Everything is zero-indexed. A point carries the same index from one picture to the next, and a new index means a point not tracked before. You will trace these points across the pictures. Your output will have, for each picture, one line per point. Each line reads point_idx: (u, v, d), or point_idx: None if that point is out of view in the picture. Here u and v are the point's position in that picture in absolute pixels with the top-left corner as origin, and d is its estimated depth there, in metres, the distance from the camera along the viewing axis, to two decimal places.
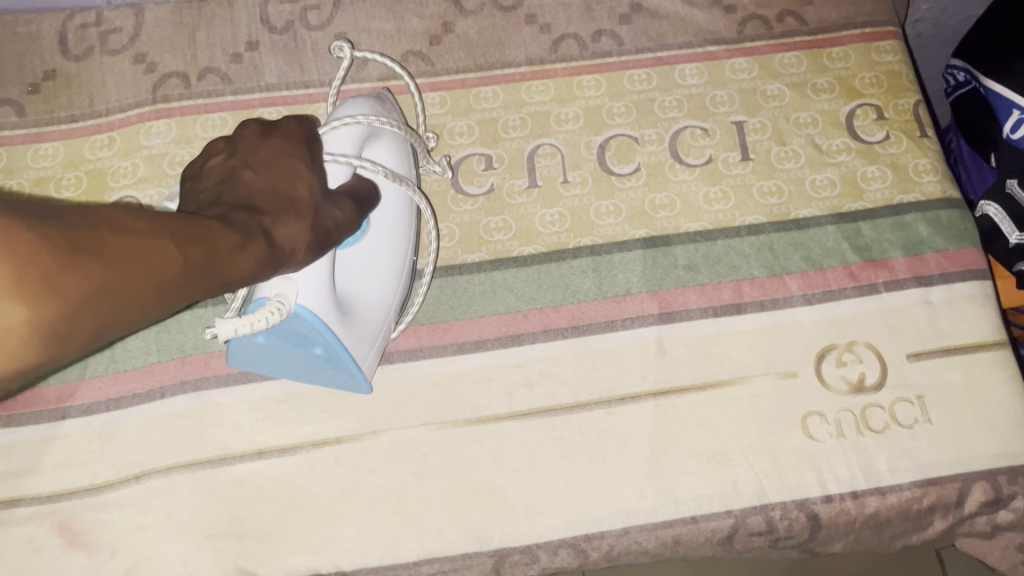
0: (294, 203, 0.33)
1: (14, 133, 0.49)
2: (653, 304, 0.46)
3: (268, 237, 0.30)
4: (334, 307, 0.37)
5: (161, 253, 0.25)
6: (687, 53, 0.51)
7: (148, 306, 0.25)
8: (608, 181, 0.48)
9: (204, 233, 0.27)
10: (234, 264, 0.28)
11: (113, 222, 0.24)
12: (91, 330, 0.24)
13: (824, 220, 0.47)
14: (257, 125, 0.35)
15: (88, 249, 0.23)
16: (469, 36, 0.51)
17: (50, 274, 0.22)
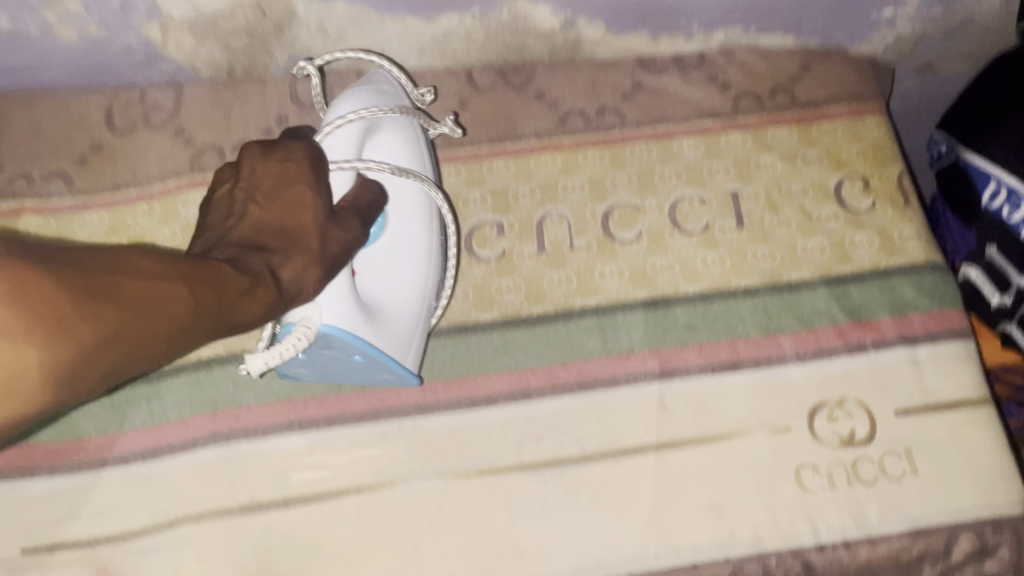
0: (302, 236, 0.36)
1: (63, 202, 0.53)
2: (655, 362, 0.48)
3: (277, 275, 0.34)
4: (363, 312, 0.40)
5: (169, 297, 0.28)
6: (685, 127, 0.55)
7: (156, 350, 0.28)
8: (612, 246, 0.52)
9: (210, 276, 0.30)
10: (245, 306, 0.31)
11: (126, 270, 0.27)
12: (104, 374, 0.26)
13: (815, 283, 0.50)
14: (259, 148, 0.38)
15: (107, 297, 0.26)
16: (482, 112, 0.55)
17: (73, 319, 0.24)
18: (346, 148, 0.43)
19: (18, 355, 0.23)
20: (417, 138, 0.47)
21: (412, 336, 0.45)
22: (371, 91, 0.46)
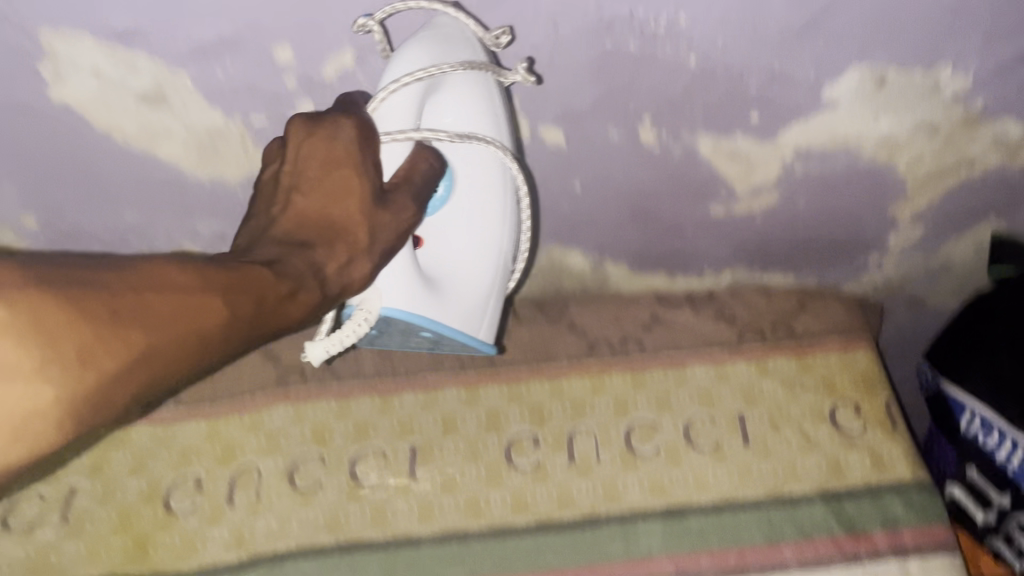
0: (347, 228, 0.36)
1: (167, 411, 0.62)
2: (672, 566, 0.54)
3: (325, 271, 0.34)
4: (432, 292, 0.43)
5: (190, 306, 0.29)
6: (697, 355, 0.64)
7: (180, 364, 0.29)
8: (633, 459, 0.59)
9: (237, 281, 0.31)
10: (282, 310, 0.32)
11: (147, 288, 0.28)
12: (107, 390, 0.27)
13: (813, 498, 0.57)
14: (301, 126, 0.37)
15: (128, 318, 0.27)
16: (522, 341, 0.65)
17: (86, 346, 0.26)
18: (408, 111, 0.42)
19: (30, 394, 0.26)
20: (484, 93, 0.46)
21: (483, 305, 0.48)
22: (428, 47, 0.43)
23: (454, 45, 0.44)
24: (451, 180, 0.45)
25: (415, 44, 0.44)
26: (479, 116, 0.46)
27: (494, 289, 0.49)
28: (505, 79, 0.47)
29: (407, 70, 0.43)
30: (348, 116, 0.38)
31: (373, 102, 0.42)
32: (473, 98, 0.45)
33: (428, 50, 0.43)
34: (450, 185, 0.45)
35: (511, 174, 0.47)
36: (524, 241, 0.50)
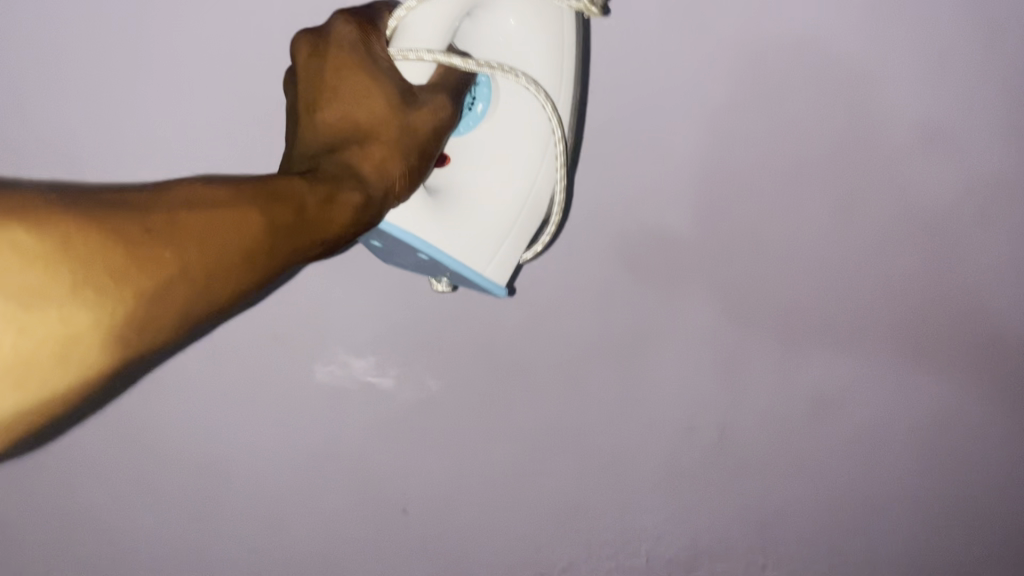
0: (375, 124, 0.43)
1: None
2: None
3: (351, 183, 0.41)
4: (449, 200, 0.51)
5: (231, 218, 0.35)
6: None
7: (222, 276, 0.34)
8: None
9: (268, 197, 0.37)
10: (329, 216, 0.39)
11: (171, 207, 0.33)
12: (156, 299, 0.31)
13: None
14: (312, 41, 0.45)
15: (162, 235, 0.32)
16: None
17: (117, 266, 0.30)
18: (434, 34, 0.48)
19: (66, 321, 0.28)
20: (557, 25, 0.52)
21: (492, 248, 0.52)
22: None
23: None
24: (491, 88, 0.52)
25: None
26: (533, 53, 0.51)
27: (511, 241, 0.53)
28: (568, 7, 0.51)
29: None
30: (352, 21, 0.45)
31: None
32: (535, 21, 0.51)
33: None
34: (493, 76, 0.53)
35: (554, 133, 0.52)
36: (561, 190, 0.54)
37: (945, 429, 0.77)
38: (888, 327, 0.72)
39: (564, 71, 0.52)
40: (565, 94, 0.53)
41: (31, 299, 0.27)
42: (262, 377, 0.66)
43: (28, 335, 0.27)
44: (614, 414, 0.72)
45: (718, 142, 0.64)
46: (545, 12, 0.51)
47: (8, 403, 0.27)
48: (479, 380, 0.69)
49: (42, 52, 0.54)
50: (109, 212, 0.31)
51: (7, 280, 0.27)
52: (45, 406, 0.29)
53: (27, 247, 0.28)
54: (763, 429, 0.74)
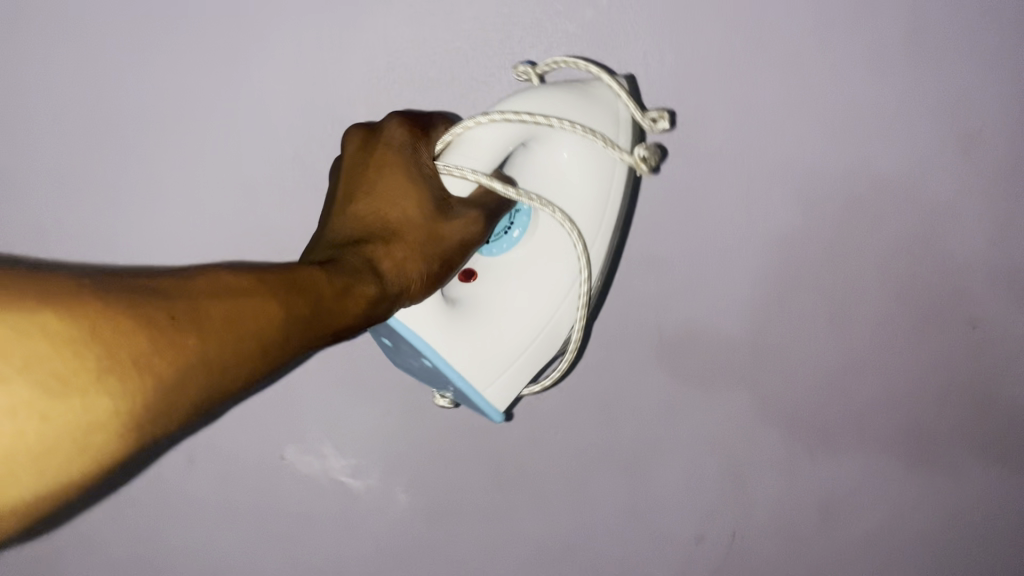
0: (405, 224, 0.47)
1: None
2: None
3: (374, 275, 0.44)
4: (465, 318, 0.54)
5: (251, 310, 0.37)
6: None
7: (238, 364, 0.35)
8: None
9: (289, 290, 0.39)
10: (342, 307, 0.42)
11: (195, 298, 0.35)
12: (173, 388, 0.32)
13: None
14: (363, 138, 0.50)
15: (186, 323, 0.33)
16: None
17: (142, 353, 0.31)
18: (484, 156, 0.51)
19: (88, 408, 0.29)
20: (608, 172, 0.54)
21: (497, 370, 0.54)
22: (577, 101, 0.52)
23: (602, 95, 0.53)
24: (531, 217, 0.55)
25: (556, 98, 0.52)
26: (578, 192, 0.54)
27: (517, 367, 0.55)
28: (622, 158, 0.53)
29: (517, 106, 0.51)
30: (405, 124, 0.50)
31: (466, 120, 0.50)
32: (585, 164, 0.54)
33: (564, 101, 0.52)
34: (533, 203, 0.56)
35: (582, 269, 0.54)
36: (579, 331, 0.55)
37: (961, 530, 0.74)
38: (889, 437, 0.70)
39: (605, 215, 0.55)
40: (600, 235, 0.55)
41: (55, 387, 0.28)
42: (274, 491, 0.74)
43: (52, 422, 0.28)
44: (620, 529, 0.74)
45: (716, 270, 0.65)
46: (598, 158, 0.54)
47: (34, 488, 0.28)
48: (482, 494, 0.73)
49: (102, 140, 0.60)
50: (136, 302, 0.32)
51: (35, 369, 0.28)
52: (69, 489, 0.30)
53: (56, 335, 0.29)
54: (778, 541, 0.74)
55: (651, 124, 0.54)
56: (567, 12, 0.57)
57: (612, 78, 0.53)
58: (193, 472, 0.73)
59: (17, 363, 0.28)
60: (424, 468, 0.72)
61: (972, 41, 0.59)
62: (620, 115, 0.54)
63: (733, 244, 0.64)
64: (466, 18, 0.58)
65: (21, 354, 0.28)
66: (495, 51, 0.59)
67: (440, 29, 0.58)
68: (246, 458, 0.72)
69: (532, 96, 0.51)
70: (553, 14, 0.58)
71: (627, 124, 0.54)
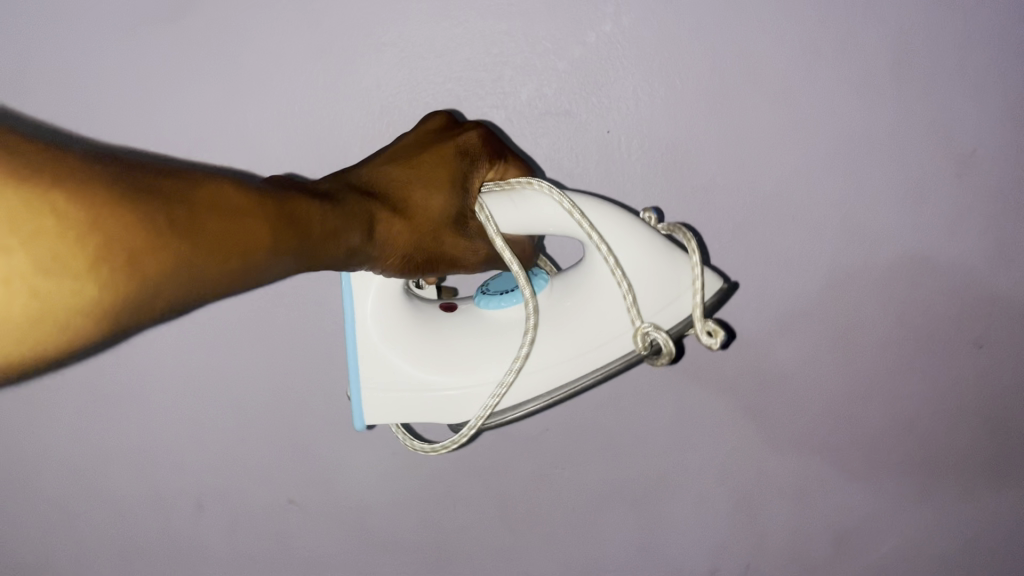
0: (417, 208, 0.51)
1: None
2: None
3: (363, 234, 0.48)
4: (408, 330, 0.56)
5: (242, 232, 0.39)
6: None
7: (215, 279, 0.38)
8: None
9: (281, 222, 0.42)
10: (324, 246, 0.45)
11: (193, 207, 0.37)
12: (155, 288, 0.35)
13: None
14: (443, 124, 0.54)
15: (179, 230, 0.36)
16: None
17: (133, 250, 0.33)
18: (511, 214, 0.53)
19: (77, 293, 0.31)
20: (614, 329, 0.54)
21: (390, 391, 0.56)
22: (644, 247, 0.52)
23: (676, 267, 0.53)
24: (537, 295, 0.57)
25: (628, 227, 0.52)
26: (586, 316, 0.54)
27: (405, 403, 0.56)
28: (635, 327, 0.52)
29: (590, 208, 0.52)
30: (483, 136, 0.53)
31: (531, 179, 0.52)
32: (609, 298, 0.54)
33: (634, 240, 0.52)
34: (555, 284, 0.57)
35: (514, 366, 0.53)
36: (467, 429, 0.53)
37: (978, 553, 0.73)
38: (899, 460, 0.70)
39: (583, 355, 0.54)
40: (561, 360, 0.54)
41: (52, 264, 0.30)
42: (283, 535, 0.74)
43: (41, 297, 0.30)
44: (632, 563, 0.73)
45: None
46: (620, 309, 0.53)
47: (16, 353, 0.30)
48: (491, 533, 0.73)
49: None
50: (139, 198, 0.34)
51: (39, 245, 0.30)
52: (46, 357, 0.32)
53: (57, 218, 0.31)
54: (791, 569, 0.73)
55: (699, 329, 0.51)
56: (556, 50, 0.58)
57: (695, 264, 0.52)
58: (203, 517, 0.73)
59: (25, 233, 0.30)
60: (433, 509, 0.72)
61: (960, 64, 0.60)
62: (676, 299, 0.53)
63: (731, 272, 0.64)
64: (456, 60, 0.59)
65: (27, 228, 0.30)
66: (487, 92, 0.60)
67: (432, 71, 0.60)
68: (254, 504, 0.73)
69: (610, 211, 0.52)
70: (542, 52, 0.59)
71: (677, 317, 0.53)
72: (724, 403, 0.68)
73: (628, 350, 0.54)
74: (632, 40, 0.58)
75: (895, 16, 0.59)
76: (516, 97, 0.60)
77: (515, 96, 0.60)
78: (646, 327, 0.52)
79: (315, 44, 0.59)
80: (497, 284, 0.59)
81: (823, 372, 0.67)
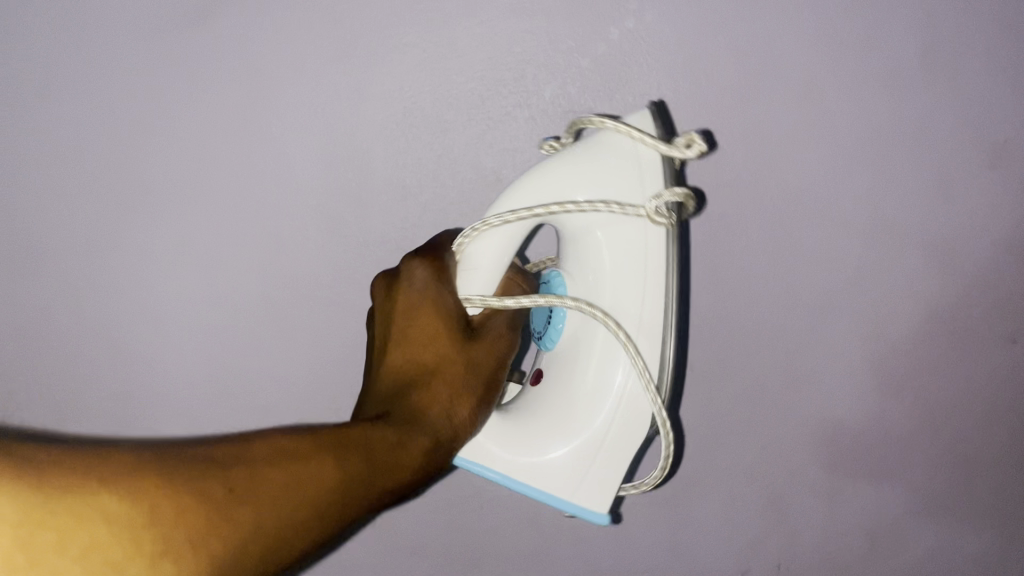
0: (444, 361, 0.51)
1: None
2: None
3: (421, 427, 0.48)
4: (528, 431, 0.56)
5: (310, 474, 0.41)
6: None
7: (297, 531, 0.40)
8: None
9: (343, 451, 0.43)
10: (395, 453, 0.46)
11: (254, 468, 0.39)
12: (226, 565, 0.36)
13: None
14: (387, 280, 0.54)
15: (244, 497, 0.38)
16: None
17: (196, 535, 0.35)
18: (482, 279, 0.54)
19: None
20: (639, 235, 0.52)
21: (582, 476, 0.55)
22: (573, 169, 0.52)
23: (615, 148, 0.52)
24: None
25: (553, 179, 0.52)
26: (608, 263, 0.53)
27: (607, 468, 0.55)
28: (643, 212, 0.51)
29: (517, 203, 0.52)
30: (420, 258, 0.53)
31: (460, 239, 0.54)
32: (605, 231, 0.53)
33: (572, 171, 0.52)
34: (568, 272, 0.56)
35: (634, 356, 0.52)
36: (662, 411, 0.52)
37: (1015, 550, 0.72)
38: (936, 455, 0.69)
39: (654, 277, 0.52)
40: (656, 302, 0.53)
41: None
42: None
43: None
44: (663, 563, 0.73)
45: (744, 296, 0.64)
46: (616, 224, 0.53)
47: None
48: (521, 534, 0.73)
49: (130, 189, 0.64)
50: (194, 480, 0.36)
51: (93, 552, 0.32)
52: None
53: (113, 520, 0.33)
54: (823, 568, 0.73)
55: (686, 151, 0.51)
56: (579, 48, 0.58)
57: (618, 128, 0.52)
58: None
59: (77, 549, 0.32)
60: (461, 511, 0.72)
61: (995, 53, 0.59)
62: (643, 162, 0.52)
63: (760, 270, 0.63)
64: (479, 60, 0.59)
65: (79, 542, 0.32)
66: (511, 91, 0.59)
67: (455, 72, 0.59)
68: None
69: (529, 186, 0.53)
70: (565, 50, 0.58)
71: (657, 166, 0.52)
72: (753, 401, 0.67)
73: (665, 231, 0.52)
74: (657, 36, 0.57)
75: (925, 9, 0.57)
76: (540, 96, 0.59)
77: (540, 95, 0.59)
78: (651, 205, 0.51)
79: (335, 45, 0.59)
80: (535, 318, 0.59)
81: (855, 369, 0.66)
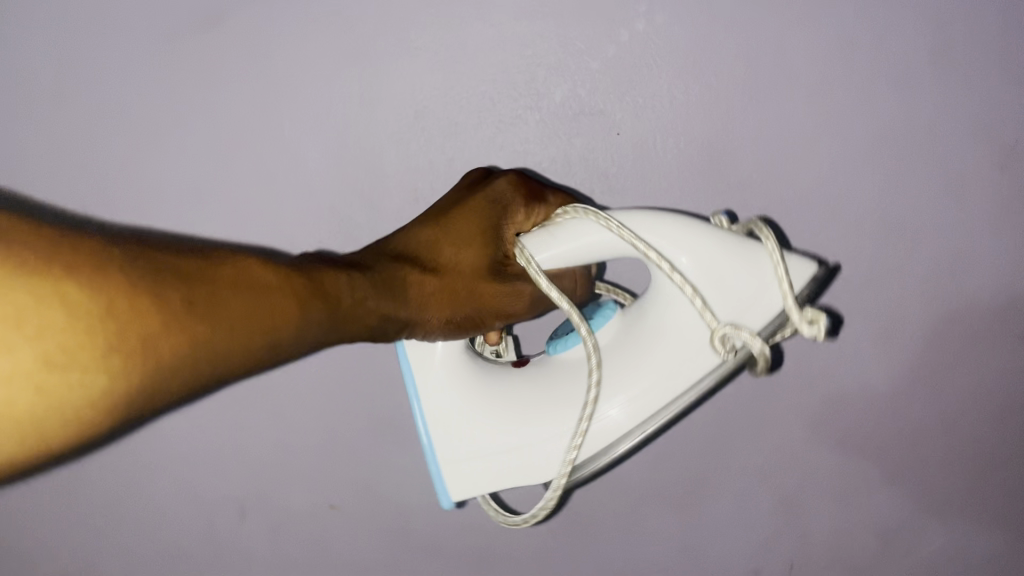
0: (451, 269, 0.54)
1: None
2: None
3: (394, 297, 0.52)
4: (476, 389, 0.58)
5: (269, 306, 0.44)
6: None
7: (245, 358, 0.42)
8: None
9: (311, 297, 0.47)
10: (352, 309, 0.49)
11: (215, 286, 0.41)
12: (173, 368, 0.38)
13: None
14: (476, 176, 0.57)
15: (199, 310, 0.40)
16: None
17: (149, 331, 0.37)
18: (551, 249, 0.54)
19: (85, 382, 0.34)
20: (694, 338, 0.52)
21: (466, 462, 0.58)
22: (706, 242, 0.52)
23: (754, 259, 0.51)
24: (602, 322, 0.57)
25: (682, 233, 0.52)
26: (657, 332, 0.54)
27: (483, 475, 0.58)
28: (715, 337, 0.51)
29: (639, 229, 0.52)
30: (515, 183, 0.56)
31: (575, 208, 0.54)
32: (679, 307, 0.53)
33: (702, 239, 0.52)
34: (622, 315, 0.57)
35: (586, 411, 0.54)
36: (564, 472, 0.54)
37: None
38: (947, 457, 0.69)
39: (666, 380, 0.53)
40: (638, 394, 0.54)
41: (57, 359, 0.34)
42: (325, 541, 0.75)
43: (47, 391, 0.33)
44: (673, 564, 0.73)
45: None
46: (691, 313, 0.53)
47: (12, 453, 0.33)
48: (531, 534, 0.73)
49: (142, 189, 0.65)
50: (156, 286, 0.38)
51: (47, 335, 0.33)
52: (60, 446, 0.35)
53: (69, 307, 0.34)
54: (835, 569, 0.73)
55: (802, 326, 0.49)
56: (589, 50, 0.58)
57: (776, 259, 0.50)
58: (245, 525, 0.74)
59: (32, 328, 0.33)
60: (472, 512, 0.72)
61: (1002, 54, 0.59)
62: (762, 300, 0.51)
63: None
64: (489, 63, 0.59)
65: (34, 323, 0.33)
66: (520, 93, 0.60)
67: (466, 75, 0.60)
68: (295, 509, 0.73)
69: (663, 222, 0.52)
70: (575, 53, 0.59)
71: (767, 316, 0.51)
72: (762, 403, 0.67)
73: (717, 361, 0.52)
74: (665, 39, 0.58)
75: (931, 11, 0.58)
76: (550, 98, 0.60)
77: (550, 96, 0.60)
78: (725, 330, 0.51)
79: (347, 48, 0.60)
80: (566, 328, 0.60)
81: (865, 371, 0.66)
